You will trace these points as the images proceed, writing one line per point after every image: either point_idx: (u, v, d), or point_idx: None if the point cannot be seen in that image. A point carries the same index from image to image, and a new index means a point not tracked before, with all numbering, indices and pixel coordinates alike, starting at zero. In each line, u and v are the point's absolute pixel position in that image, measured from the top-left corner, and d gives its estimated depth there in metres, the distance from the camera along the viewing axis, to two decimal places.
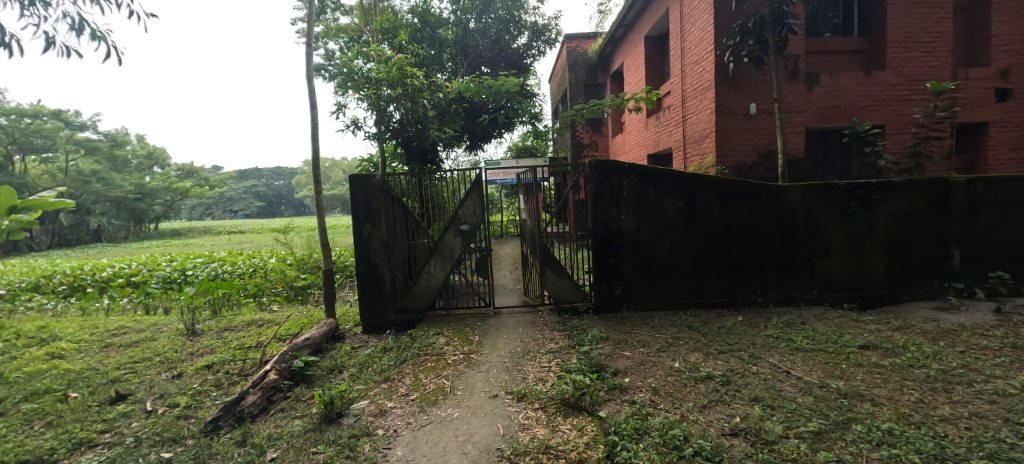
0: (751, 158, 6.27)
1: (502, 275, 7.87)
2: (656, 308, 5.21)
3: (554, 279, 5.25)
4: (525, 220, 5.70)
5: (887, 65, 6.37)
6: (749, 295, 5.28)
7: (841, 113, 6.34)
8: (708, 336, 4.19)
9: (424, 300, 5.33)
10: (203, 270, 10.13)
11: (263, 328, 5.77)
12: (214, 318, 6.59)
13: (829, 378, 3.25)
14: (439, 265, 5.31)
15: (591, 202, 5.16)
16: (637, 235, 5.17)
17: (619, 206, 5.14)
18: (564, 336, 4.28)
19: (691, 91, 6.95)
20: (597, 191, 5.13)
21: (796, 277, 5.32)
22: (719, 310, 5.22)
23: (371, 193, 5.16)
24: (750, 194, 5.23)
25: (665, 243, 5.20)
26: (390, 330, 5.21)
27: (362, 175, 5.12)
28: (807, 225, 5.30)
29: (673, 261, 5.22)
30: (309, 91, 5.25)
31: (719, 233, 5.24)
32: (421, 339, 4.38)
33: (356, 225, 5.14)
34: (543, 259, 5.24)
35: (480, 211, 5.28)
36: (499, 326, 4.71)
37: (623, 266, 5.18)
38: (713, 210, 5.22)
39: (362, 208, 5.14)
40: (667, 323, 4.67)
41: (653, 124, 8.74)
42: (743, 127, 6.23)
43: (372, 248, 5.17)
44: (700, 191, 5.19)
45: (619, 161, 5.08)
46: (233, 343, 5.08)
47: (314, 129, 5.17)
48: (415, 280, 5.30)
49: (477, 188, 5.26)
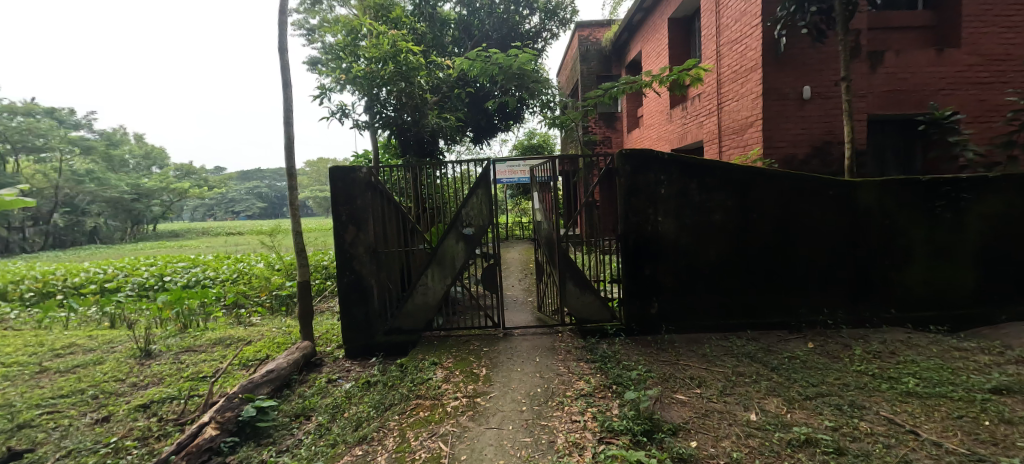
0: (804, 150, 5.36)
1: (512, 285, 6.96)
2: (700, 330, 4.29)
3: (576, 294, 4.32)
4: (541, 223, 4.79)
5: (962, 42, 5.43)
6: (814, 315, 4.35)
7: (909, 97, 5.43)
8: (781, 372, 3.27)
9: (419, 319, 4.41)
10: (183, 276, 9.27)
11: (230, 349, 4.88)
12: (179, 334, 5.70)
13: (979, 446, 2.33)
14: (437, 276, 4.39)
15: (621, 200, 4.24)
16: (678, 240, 4.26)
17: (655, 205, 4.23)
18: (595, 370, 3.36)
19: (729, 75, 6.04)
20: (630, 186, 4.21)
21: (869, 292, 4.40)
22: (778, 333, 4.28)
23: (356, 189, 4.27)
24: (814, 192, 4.32)
25: (712, 251, 4.29)
26: (378, 356, 4.31)
27: (346, 169, 4.25)
28: (882, 229, 4.38)
29: (721, 273, 4.31)
30: (283, 67, 4.38)
31: (775, 240, 4.33)
32: (414, 372, 3.47)
33: (338, 227, 4.26)
34: (563, 269, 4.32)
35: (488, 211, 4.36)
36: (512, 353, 3.80)
37: (660, 278, 4.26)
38: (770, 211, 4.31)
39: (345, 208, 4.26)
40: (721, 352, 3.75)
41: (679, 114, 7.82)
42: (795, 114, 5.32)
43: (357, 257, 4.29)
44: (753, 187, 4.29)
45: (656, 151, 4.18)
46: (188, 371, 4.19)
47: (287, 113, 4.28)
48: (408, 294, 4.38)
49: (483, 183, 4.34)
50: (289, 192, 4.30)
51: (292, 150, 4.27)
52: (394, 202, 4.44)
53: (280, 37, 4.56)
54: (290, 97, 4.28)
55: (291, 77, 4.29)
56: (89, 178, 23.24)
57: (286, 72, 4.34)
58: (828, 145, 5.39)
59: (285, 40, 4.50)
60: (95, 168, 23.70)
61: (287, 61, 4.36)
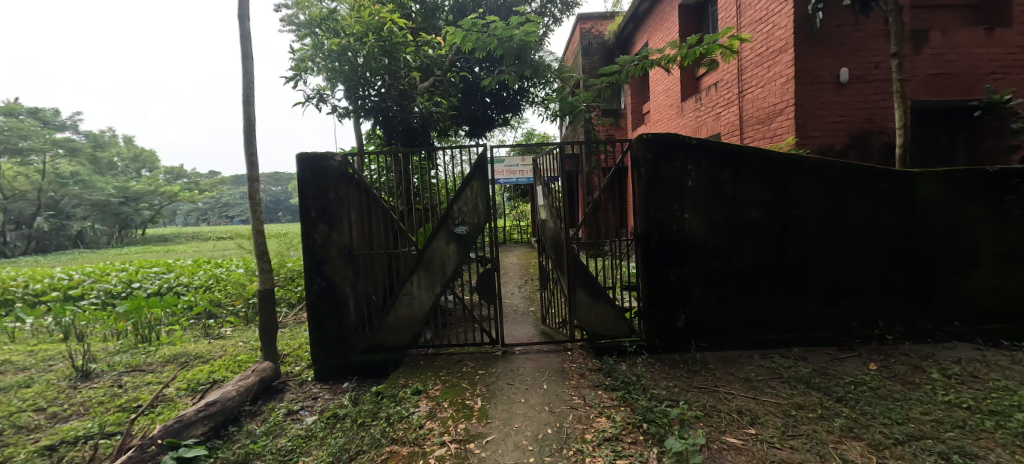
0: (842, 140, 4.75)
1: (511, 293, 6.30)
2: (735, 347, 3.63)
3: (587, 305, 3.66)
4: (547, 221, 4.13)
5: (1014, 21, 4.84)
6: (867, 329, 3.71)
7: (956, 82, 4.84)
8: (850, 404, 2.63)
9: (403, 335, 3.71)
10: (154, 283, 8.53)
11: (183, 369, 4.18)
12: (132, 350, 4.98)
13: None
14: (424, 283, 3.71)
15: (642, 194, 3.60)
16: (708, 241, 3.62)
17: (681, 200, 3.59)
18: (618, 401, 2.70)
19: (752, 58, 5.43)
20: (652, 177, 3.57)
21: (930, 302, 3.76)
22: (826, 350, 3.63)
23: (328, 182, 3.61)
24: (866, 186, 3.70)
25: (747, 254, 3.65)
26: (353, 379, 3.61)
27: (316, 156, 3.58)
28: (943, 228, 3.76)
29: (759, 281, 3.66)
30: (242, 37, 3.72)
31: (822, 242, 3.71)
32: (392, 405, 2.80)
33: (305, 226, 3.59)
34: (573, 275, 3.65)
35: (484, 207, 3.70)
36: (514, 377, 3.13)
37: (688, 285, 3.61)
38: (814, 208, 3.69)
39: (315, 203, 3.59)
40: (766, 375, 3.10)
41: (693, 106, 7.20)
42: (831, 100, 4.72)
43: (328, 260, 3.62)
44: (795, 179, 3.66)
45: (682, 137, 3.54)
46: (124, 398, 3.49)
47: (247, 90, 3.62)
48: (390, 304, 3.70)
49: (478, 174, 3.68)
50: (248, 184, 3.62)
51: (252, 135, 3.62)
52: (373, 197, 3.76)
53: (240, 4, 3.90)
54: (250, 72, 3.62)
55: (251, 48, 3.63)
56: (73, 180, 22.37)
57: (246, 42, 3.68)
58: (867, 135, 4.80)
59: (246, 7, 3.84)
60: (80, 170, 22.92)
61: (248, 30, 3.70)
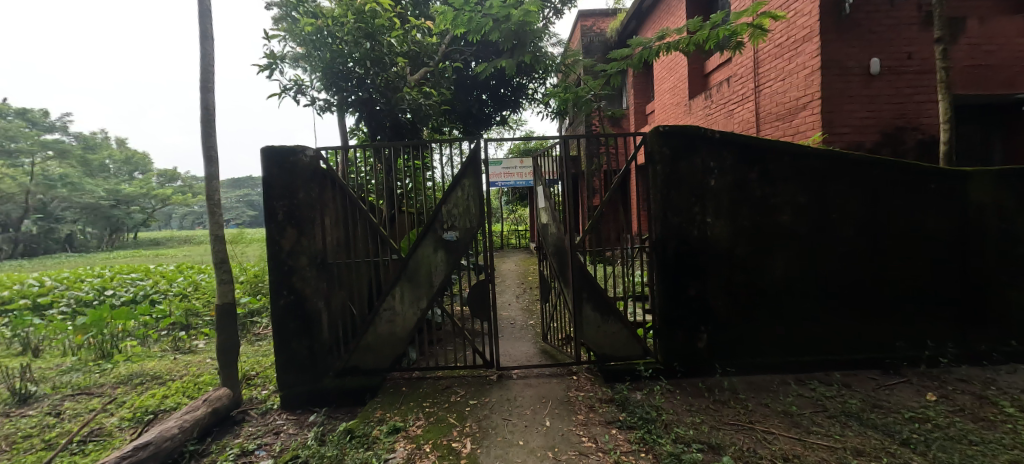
0: (872, 137, 4.33)
1: (508, 304, 5.81)
2: (765, 370, 3.17)
3: (595, 323, 3.19)
4: (550, 226, 3.64)
5: None
6: (913, 349, 3.25)
7: (996, 75, 4.42)
8: (919, 449, 2.17)
9: (384, 356, 3.22)
10: (128, 291, 7.99)
11: (136, 393, 3.68)
12: (86, 368, 4.48)
13: None
14: (408, 297, 3.20)
15: (659, 195, 3.13)
16: (733, 249, 3.16)
17: (702, 203, 3.13)
18: (637, 447, 2.23)
19: (771, 50, 4.99)
20: (670, 176, 3.11)
21: (985, 319, 3.31)
22: (870, 374, 3.17)
23: (297, 179, 3.13)
24: (913, 187, 3.25)
25: (778, 264, 3.20)
26: (326, 407, 3.12)
27: (284, 150, 3.11)
28: (1000, 235, 3.31)
29: (791, 295, 3.21)
30: (201, 13, 3.25)
31: (863, 251, 3.25)
32: (364, 448, 2.32)
33: (271, 231, 3.11)
34: (580, 288, 3.19)
35: (478, 209, 3.18)
36: (512, 409, 2.66)
37: (711, 300, 3.15)
38: (853, 211, 3.24)
39: (283, 203, 3.12)
40: (809, 409, 2.64)
41: (702, 103, 6.76)
42: (861, 93, 4.29)
43: (298, 270, 3.14)
44: (832, 179, 3.21)
45: (704, 129, 3.08)
46: (56, 431, 2.99)
47: (204, 74, 3.15)
48: (368, 321, 3.20)
49: (471, 171, 3.18)
50: (206, 182, 3.16)
51: (211, 125, 3.16)
52: (350, 197, 3.27)
53: None
54: (208, 54, 3.16)
55: (210, 27, 3.16)
56: (62, 182, 21.58)
57: (205, 20, 3.21)
58: (900, 132, 4.37)
59: None
60: (69, 172, 22.37)
61: (207, 6, 3.24)
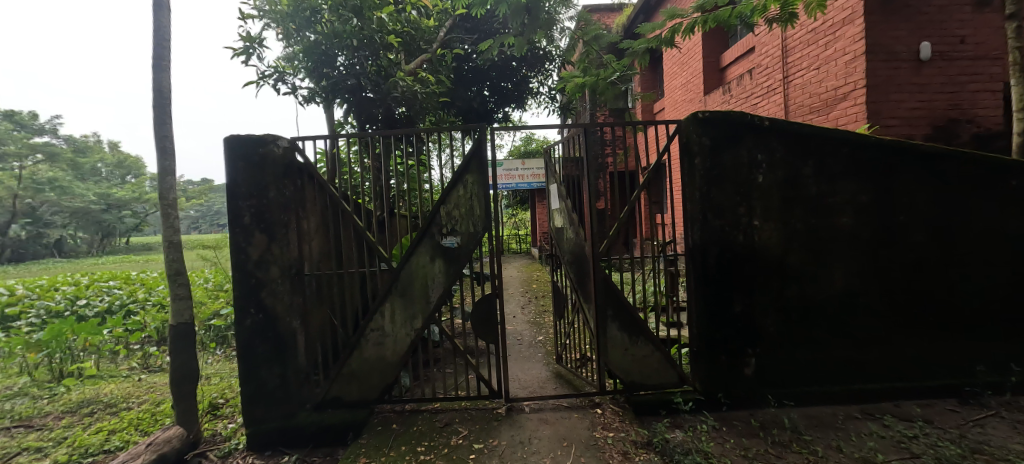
0: (922, 131, 3.86)
1: (512, 317, 5.29)
2: (824, 401, 2.67)
3: (622, 345, 2.69)
4: (568, 231, 3.14)
5: None
6: (994, 375, 2.77)
7: None
8: None
9: (371, 385, 2.71)
10: (103, 300, 7.44)
11: (82, 426, 3.16)
12: (35, 393, 3.94)
13: None
14: (400, 316, 2.67)
15: (698, 194, 2.64)
16: (785, 259, 2.67)
17: (749, 203, 2.64)
18: None
19: (802, 36, 4.54)
20: (711, 172, 2.63)
21: None
22: (947, 405, 2.68)
23: (267, 174, 2.60)
24: (995, 184, 2.75)
25: (837, 276, 2.71)
26: (301, 448, 2.60)
27: (251, 138, 2.58)
28: None
29: (852, 312, 2.72)
30: None
31: (936, 259, 2.76)
32: None
33: (234, 237, 2.58)
34: (605, 305, 2.68)
35: (483, 210, 2.67)
36: (528, 459, 2.15)
37: (759, 318, 2.66)
38: (924, 213, 2.75)
39: (250, 204, 2.59)
40: (893, 456, 2.14)
41: (720, 98, 6.29)
42: (910, 81, 3.83)
43: (268, 284, 2.61)
44: (901, 174, 2.72)
45: (751, 116, 2.59)
46: None
47: (158, 50, 2.66)
48: (353, 343, 2.68)
49: (475, 165, 2.67)
50: (159, 179, 2.65)
51: (165, 110, 2.66)
52: (331, 196, 2.77)
53: None
54: (162, 25, 2.67)
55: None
56: (50, 186, 20.17)
57: None
58: (952, 125, 3.90)
59: None
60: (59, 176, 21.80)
61: None
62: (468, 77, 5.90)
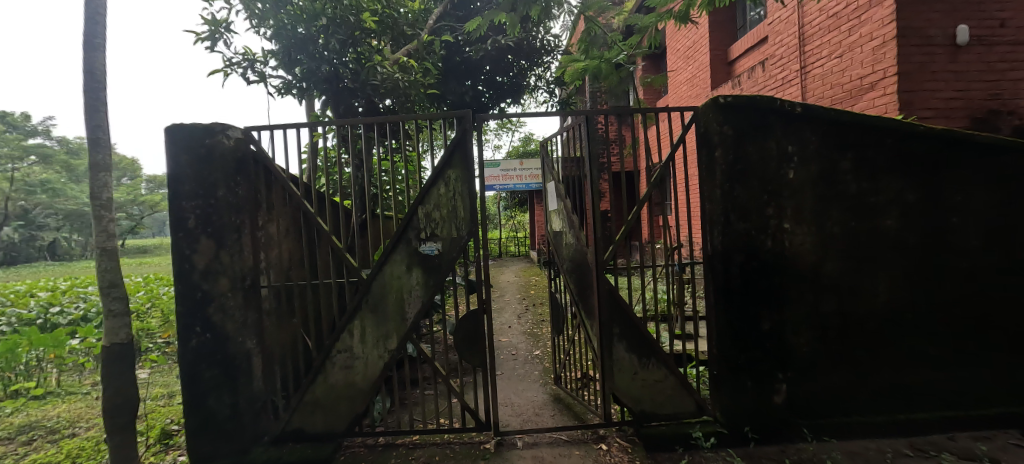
0: (959, 123, 3.49)
1: (508, 326, 4.92)
2: (867, 433, 2.29)
3: (631, 368, 2.31)
4: (567, 235, 2.78)
5: None
6: None
7: None
8: None
9: (338, 415, 2.33)
10: (79, 307, 7.05)
11: (13, 458, 2.76)
12: None
13: None
14: (371, 335, 2.29)
15: (720, 193, 2.26)
16: (819, 268, 2.29)
17: (778, 203, 2.26)
18: None
19: (823, 21, 4.17)
20: (734, 166, 2.25)
21: None
22: (1009, 437, 2.30)
23: (215, 169, 2.22)
24: None
25: (880, 287, 2.33)
26: None
27: (196, 127, 2.20)
28: None
29: (898, 330, 2.34)
30: None
31: (994, 268, 2.38)
32: None
33: (176, 244, 2.19)
34: (612, 321, 2.31)
35: (469, 211, 2.29)
36: None
37: (791, 337, 2.28)
38: (981, 214, 2.36)
39: (195, 204, 2.20)
40: None
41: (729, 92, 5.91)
42: (946, 68, 3.45)
43: (217, 298, 2.23)
44: (954, 169, 2.34)
45: (781, 100, 2.21)
46: None
47: (90, 25, 2.28)
48: (316, 367, 2.30)
49: (458, 159, 2.29)
50: (89, 175, 2.28)
51: (98, 95, 2.29)
52: (292, 196, 2.42)
53: None
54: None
55: None
56: (42, 188, 19.82)
57: None
58: (992, 116, 3.53)
59: None
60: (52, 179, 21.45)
61: None
62: (461, 70, 5.57)
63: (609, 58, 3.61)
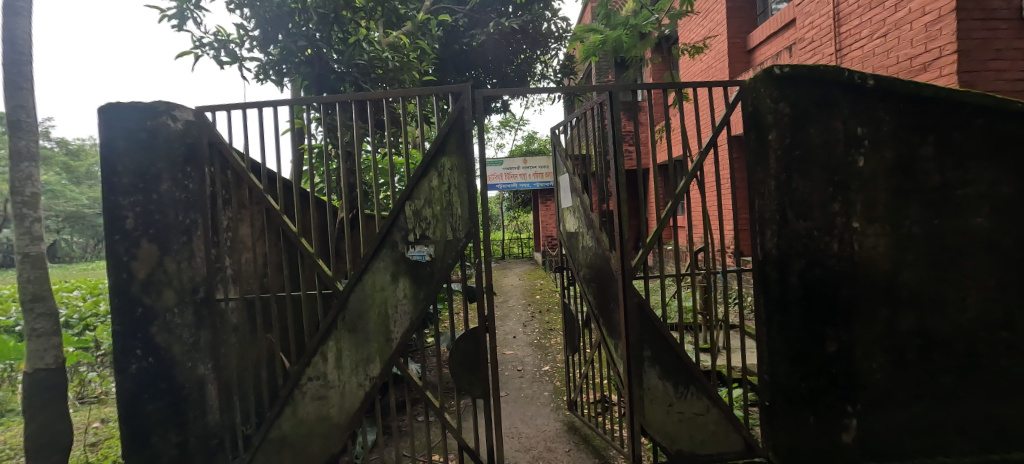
0: None
1: (512, 337, 4.51)
2: None
3: (665, 397, 1.91)
4: (585, 238, 2.37)
5: None
6: None
7: None
8: None
9: (309, 455, 1.92)
10: None
11: None
12: None
13: None
14: (349, 358, 1.89)
15: (773, 185, 1.86)
16: (896, 277, 1.87)
17: (845, 197, 1.84)
18: None
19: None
20: (792, 152, 1.85)
21: None
22: None
23: (158, 157, 1.83)
24: None
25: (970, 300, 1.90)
26: None
27: (135, 105, 1.80)
28: None
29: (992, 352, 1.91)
30: None
31: None
32: None
33: (111, 250, 1.78)
34: (642, 341, 1.90)
35: (469, 208, 1.89)
36: None
37: (862, 362, 1.85)
38: None
39: (134, 200, 1.80)
40: None
41: None
42: (1013, 45, 3.02)
43: (161, 315, 1.83)
44: None
45: (850, 70, 1.79)
46: None
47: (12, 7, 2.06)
48: (284, 397, 1.91)
49: (454, 145, 1.89)
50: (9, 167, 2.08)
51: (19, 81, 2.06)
52: (254, 189, 2.02)
53: None
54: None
55: None
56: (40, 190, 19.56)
57: None
58: None
59: None
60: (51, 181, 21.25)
61: None
62: (461, 60, 5.22)
63: (639, 24, 3.27)
